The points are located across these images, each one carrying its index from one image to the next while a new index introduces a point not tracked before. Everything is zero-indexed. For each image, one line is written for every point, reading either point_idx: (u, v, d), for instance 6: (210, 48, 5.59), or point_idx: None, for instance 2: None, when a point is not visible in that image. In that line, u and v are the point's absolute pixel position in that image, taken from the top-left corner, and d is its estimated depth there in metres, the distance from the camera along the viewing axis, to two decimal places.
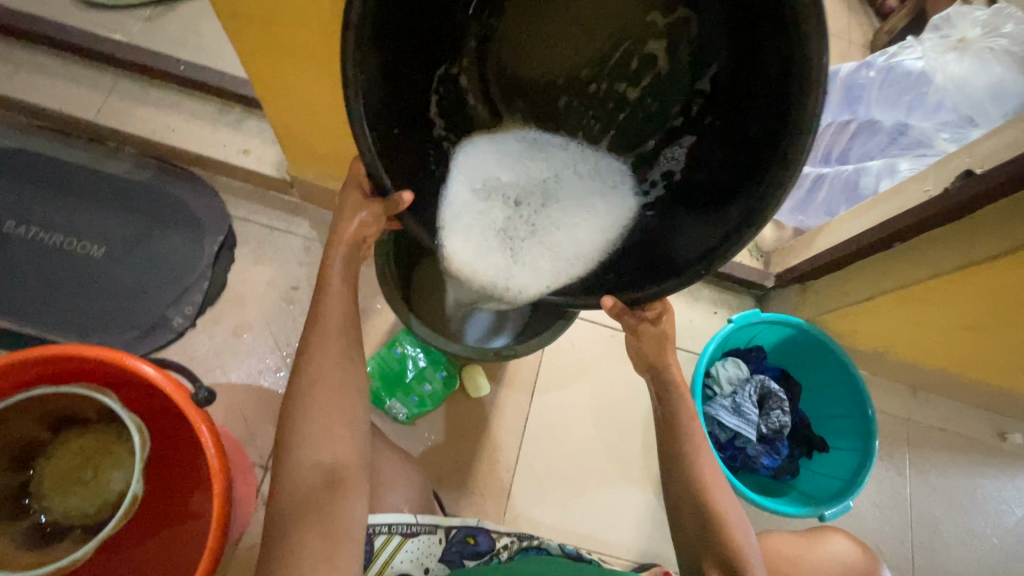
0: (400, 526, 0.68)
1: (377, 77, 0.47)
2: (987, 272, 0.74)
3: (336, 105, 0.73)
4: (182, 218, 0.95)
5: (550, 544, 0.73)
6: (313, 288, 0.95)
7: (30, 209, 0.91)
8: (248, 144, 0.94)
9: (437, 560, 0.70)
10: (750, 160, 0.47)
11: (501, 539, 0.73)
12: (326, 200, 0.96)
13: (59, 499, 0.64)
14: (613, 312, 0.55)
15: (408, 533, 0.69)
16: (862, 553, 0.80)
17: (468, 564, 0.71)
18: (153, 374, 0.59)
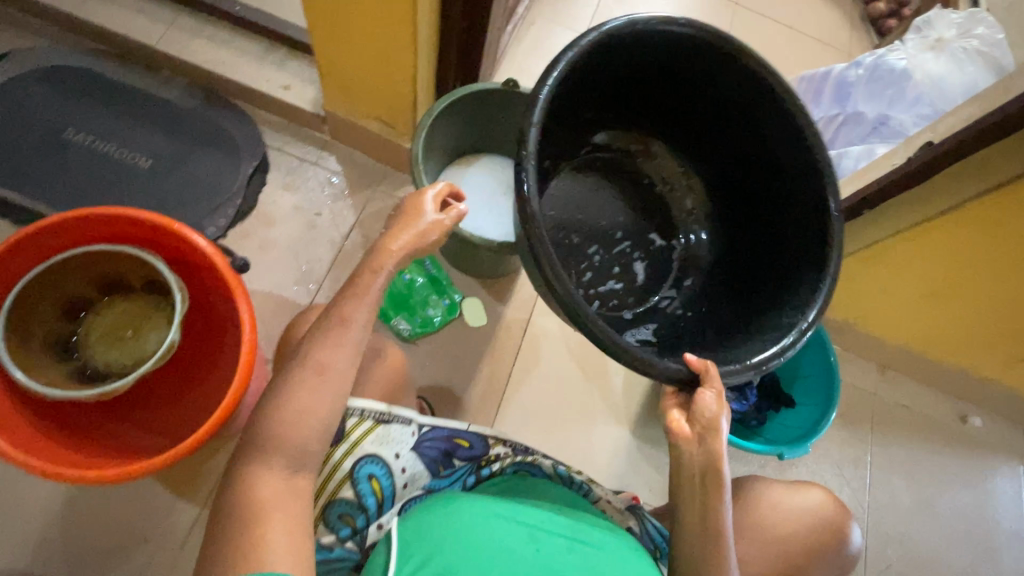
0: (372, 412, 0.65)
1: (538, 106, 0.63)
2: (953, 223, 0.81)
3: (374, 39, 0.82)
4: (221, 142, 1.04)
5: (544, 462, 0.72)
6: (335, 216, 1.05)
7: (90, 121, 1.01)
8: (288, 81, 1.04)
9: (410, 449, 0.67)
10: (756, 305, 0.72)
11: (495, 448, 0.71)
12: (354, 137, 1.06)
13: (100, 352, 0.73)
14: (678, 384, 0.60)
15: (380, 420, 0.66)
16: (834, 506, 0.83)
17: (458, 464, 0.69)
18: (203, 244, 0.68)
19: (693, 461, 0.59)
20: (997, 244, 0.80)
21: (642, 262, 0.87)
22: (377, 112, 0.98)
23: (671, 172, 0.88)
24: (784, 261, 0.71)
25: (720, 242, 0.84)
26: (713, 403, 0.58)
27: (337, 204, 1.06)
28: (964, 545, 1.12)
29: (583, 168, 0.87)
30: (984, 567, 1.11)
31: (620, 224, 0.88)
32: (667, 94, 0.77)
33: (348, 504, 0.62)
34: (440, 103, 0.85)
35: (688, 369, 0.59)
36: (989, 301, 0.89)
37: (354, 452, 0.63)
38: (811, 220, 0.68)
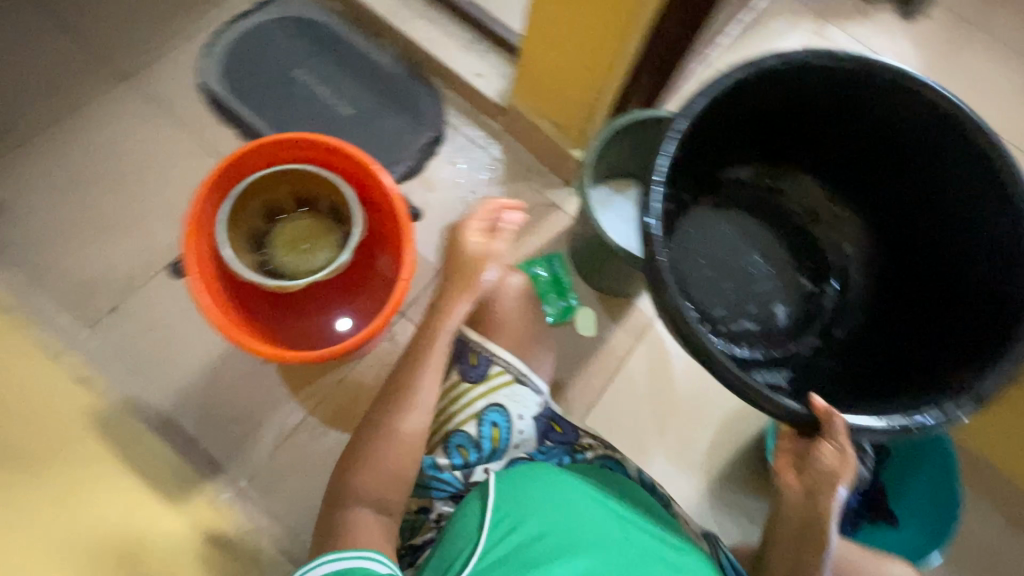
0: (514, 369, 0.75)
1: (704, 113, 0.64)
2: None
3: (584, 49, 0.89)
4: (411, 109, 1.17)
5: (631, 465, 0.74)
6: (486, 198, 1.13)
7: (316, 66, 1.18)
8: (483, 71, 1.15)
9: (529, 414, 0.73)
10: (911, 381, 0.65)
11: (587, 439, 0.75)
12: (523, 133, 1.14)
13: (279, 253, 0.85)
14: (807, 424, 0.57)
15: (518, 378, 0.74)
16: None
17: (553, 446, 0.73)
18: (390, 186, 0.78)
19: (795, 510, 0.60)
20: None
21: (787, 308, 0.82)
22: (554, 116, 1.05)
23: (836, 216, 0.82)
24: (958, 344, 0.64)
25: (883, 295, 0.78)
26: (831, 455, 0.56)
27: (491, 187, 1.14)
28: None
29: (725, 202, 0.84)
30: None
31: (768, 263, 0.84)
32: (850, 138, 0.73)
33: (468, 438, 0.70)
34: (620, 120, 0.90)
35: (812, 415, 0.56)
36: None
37: (488, 396, 0.72)
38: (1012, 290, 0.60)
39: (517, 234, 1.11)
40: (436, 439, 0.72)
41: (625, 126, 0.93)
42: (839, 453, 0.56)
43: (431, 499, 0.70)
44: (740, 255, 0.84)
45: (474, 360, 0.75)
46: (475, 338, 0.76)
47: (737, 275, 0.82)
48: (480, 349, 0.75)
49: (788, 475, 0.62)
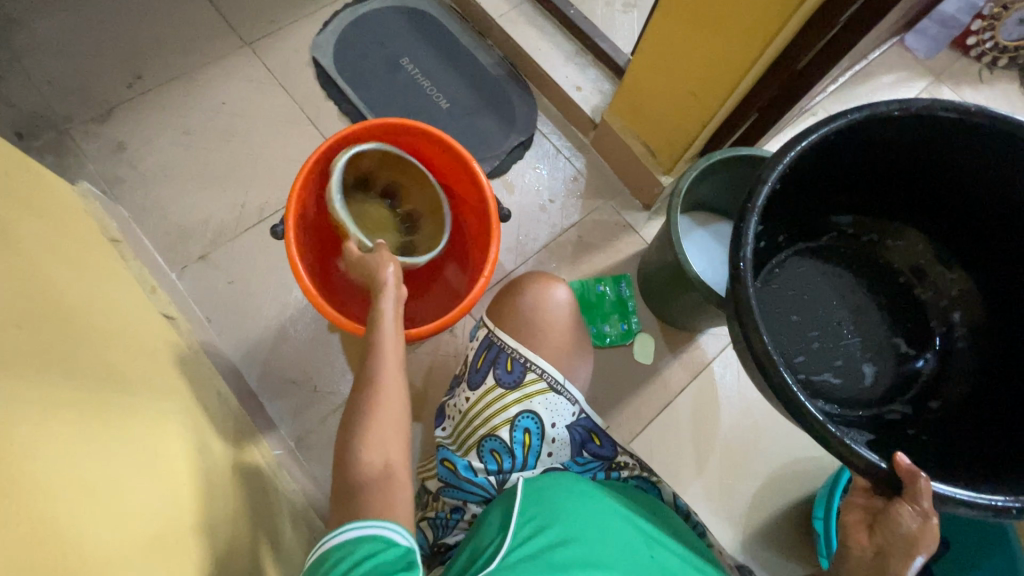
0: (549, 377, 0.70)
1: (817, 155, 0.63)
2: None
3: (693, 77, 0.88)
4: (504, 111, 1.19)
5: (666, 489, 0.70)
6: (563, 209, 1.13)
7: (421, 58, 1.22)
8: (582, 84, 1.16)
9: (565, 422, 0.69)
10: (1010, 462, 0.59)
11: (623, 457, 0.72)
12: (611, 150, 1.14)
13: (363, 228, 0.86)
14: (885, 484, 0.53)
15: (552, 387, 0.70)
16: None
17: (587, 458, 0.70)
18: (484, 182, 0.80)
19: (861, 571, 0.57)
20: None
21: (877, 367, 0.78)
22: (648, 139, 1.05)
23: (947, 281, 0.77)
24: None
25: (987, 369, 0.72)
26: (914, 520, 0.52)
27: (570, 199, 1.14)
28: None
29: (824, 250, 0.82)
30: None
31: (862, 317, 0.81)
32: (972, 204, 0.69)
33: (501, 444, 0.67)
34: (722, 154, 0.88)
35: (893, 472, 0.52)
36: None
37: (522, 402, 0.68)
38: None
39: (589, 250, 1.11)
40: (468, 443, 0.68)
41: (722, 161, 0.91)
42: (924, 520, 0.52)
43: (462, 502, 0.66)
44: (833, 304, 0.81)
45: (509, 366, 0.70)
46: (512, 345, 0.71)
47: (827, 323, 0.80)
48: (513, 354, 0.71)
49: (858, 533, 0.58)
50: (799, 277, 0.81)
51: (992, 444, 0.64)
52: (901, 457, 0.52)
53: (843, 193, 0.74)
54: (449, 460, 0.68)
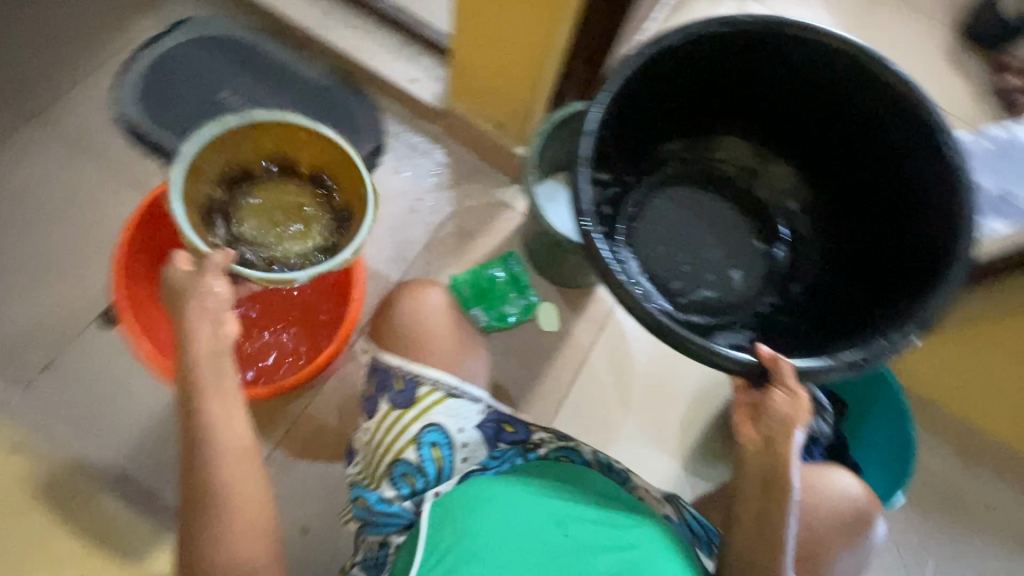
0: (443, 385, 0.73)
1: (630, 94, 0.66)
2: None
3: (512, 46, 0.89)
4: (347, 122, 1.14)
5: (585, 449, 0.73)
6: (434, 204, 1.11)
7: (242, 87, 1.13)
8: (416, 75, 1.13)
9: (472, 423, 0.73)
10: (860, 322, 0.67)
11: (539, 434, 0.75)
12: (464, 134, 1.12)
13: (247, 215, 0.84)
14: (757, 374, 0.58)
15: (451, 393, 0.73)
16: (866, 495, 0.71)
17: (503, 447, 0.73)
18: None
19: (758, 460, 0.61)
20: None
21: (743, 269, 0.85)
22: (495, 115, 1.05)
23: (777, 177, 0.85)
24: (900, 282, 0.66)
25: (829, 244, 0.81)
26: (785, 400, 0.58)
27: (438, 193, 1.12)
28: None
29: (673, 179, 0.86)
30: None
31: (719, 230, 0.86)
32: (774, 103, 0.76)
33: (410, 465, 0.69)
34: (561, 113, 0.91)
35: (761, 367, 0.58)
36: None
37: (422, 418, 0.71)
38: (934, 220, 0.63)
39: (471, 237, 1.10)
40: (380, 473, 0.70)
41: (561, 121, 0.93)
42: (794, 397, 0.58)
43: (385, 536, 0.68)
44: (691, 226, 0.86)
45: (398, 385, 0.73)
46: (396, 362, 0.74)
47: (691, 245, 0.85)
48: (402, 372, 0.73)
49: (746, 426, 0.63)
50: (658, 209, 0.85)
51: (846, 311, 0.71)
52: (764, 348, 0.58)
53: (670, 123, 0.79)
54: (362, 498, 0.70)
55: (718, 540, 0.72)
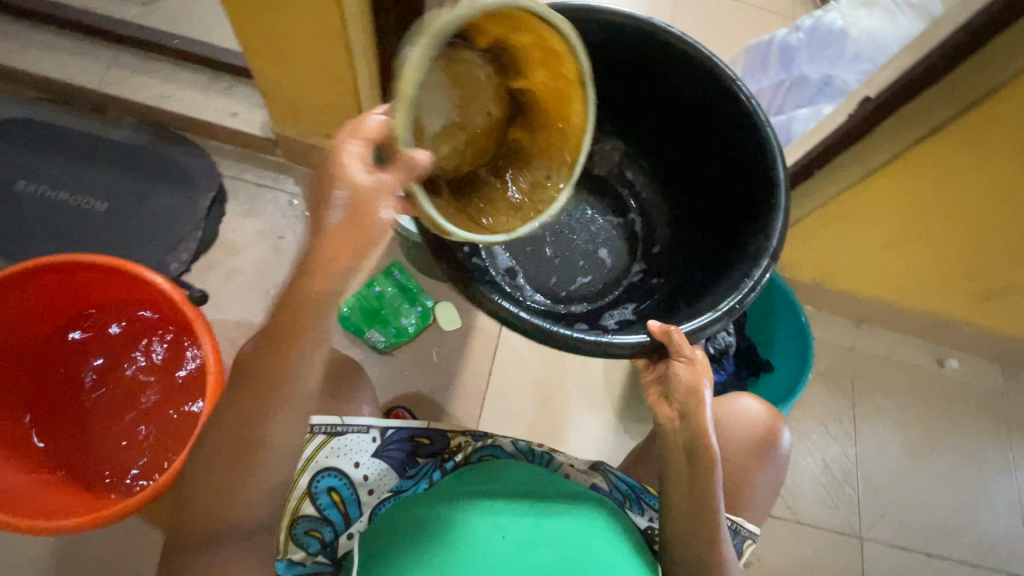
0: (324, 427, 0.69)
1: None
2: (898, 172, 0.82)
3: (311, 53, 0.83)
4: (175, 176, 1.04)
5: (505, 441, 0.77)
6: (298, 237, 1.05)
7: (41, 171, 1.00)
8: (236, 108, 1.04)
9: (370, 454, 0.71)
10: (712, 273, 0.70)
11: (456, 438, 0.76)
12: (307, 156, 1.06)
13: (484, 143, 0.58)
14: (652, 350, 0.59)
15: (334, 432, 0.69)
16: (767, 413, 0.74)
17: (422, 462, 0.74)
18: (159, 283, 0.70)
19: (679, 435, 0.62)
20: (939, 182, 0.81)
21: (605, 245, 0.86)
22: (327, 128, 0.98)
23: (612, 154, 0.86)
24: (735, 229, 0.69)
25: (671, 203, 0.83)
26: (688, 371, 0.60)
27: (299, 225, 1.06)
28: (955, 484, 1.12)
29: None
30: (979, 507, 1.11)
31: (575, 214, 0.87)
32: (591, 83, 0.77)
33: (312, 520, 0.68)
34: None
35: (662, 343, 0.59)
36: (948, 236, 0.89)
37: (310, 469, 0.68)
38: (750, 168, 0.66)
39: None
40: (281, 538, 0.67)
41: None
42: (693, 366, 0.60)
43: None
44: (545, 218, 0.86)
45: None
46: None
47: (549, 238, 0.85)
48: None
49: (663, 406, 0.64)
50: None
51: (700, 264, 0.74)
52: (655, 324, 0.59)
53: None
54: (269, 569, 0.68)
55: (650, 494, 0.74)
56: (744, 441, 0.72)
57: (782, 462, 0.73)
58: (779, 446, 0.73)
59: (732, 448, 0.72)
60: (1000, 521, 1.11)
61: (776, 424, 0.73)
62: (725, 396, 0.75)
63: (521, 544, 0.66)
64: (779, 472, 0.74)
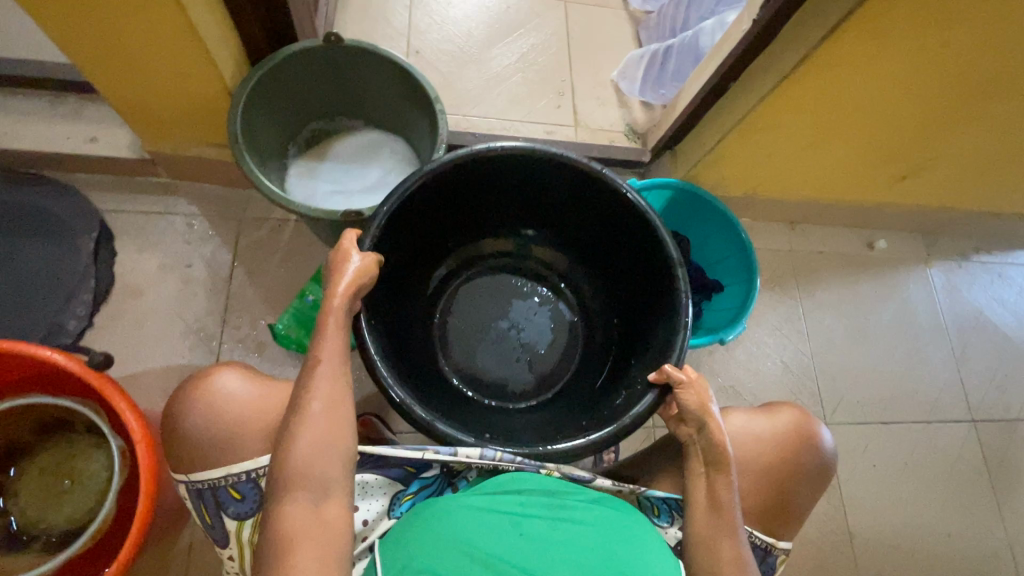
0: (217, 479, 0.64)
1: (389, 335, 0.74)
2: (810, 74, 0.81)
3: (157, 55, 0.71)
4: (42, 223, 0.90)
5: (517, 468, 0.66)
6: (209, 261, 0.95)
7: None
8: (94, 131, 0.90)
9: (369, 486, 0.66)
10: (641, 289, 0.82)
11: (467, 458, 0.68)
12: (195, 171, 0.95)
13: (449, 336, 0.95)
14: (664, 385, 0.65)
15: (239, 483, 0.64)
16: (807, 434, 0.75)
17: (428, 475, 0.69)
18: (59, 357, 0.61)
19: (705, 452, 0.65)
20: (848, 80, 0.81)
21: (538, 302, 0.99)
22: (209, 137, 0.88)
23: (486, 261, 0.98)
24: (629, 249, 0.81)
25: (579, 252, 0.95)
26: (691, 396, 0.64)
27: (207, 247, 0.95)
28: (899, 355, 1.21)
29: (448, 309, 0.97)
30: (920, 370, 1.20)
31: (508, 300, 0.99)
32: (419, 242, 0.84)
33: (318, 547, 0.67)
34: (247, 87, 0.74)
35: (657, 387, 0.66)
36: (865, 128, 0.91)
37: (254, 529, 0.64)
38: (610, 218, 0.80)
39: (270, 274, 0.96)
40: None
41: (268, 79, 0.77)
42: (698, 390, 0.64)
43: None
44: (481, 336, 0.96)
45: (236, 495, 0.64)
46: (219, 476, 0.63)
47: (542, 298, 0.99)
48: (231, 480, 0.64)
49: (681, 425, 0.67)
50: (478, 340, 0.96)
51: (620, 275, 0.87)
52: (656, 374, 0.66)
53: (411, 290, 0.89)
54: None
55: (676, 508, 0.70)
56: (779, 439, 0.74)
57: (805, 464, 0.73)
58: (805, 457, 0.73)
59: (765, 446, 0.73)
60: (940, 379, 1.20)
61: (810, 423, 0.76)
62: (766, 406, 0.78)
63: (542, 541, 0.58)
64: (807, 476, 0.74)
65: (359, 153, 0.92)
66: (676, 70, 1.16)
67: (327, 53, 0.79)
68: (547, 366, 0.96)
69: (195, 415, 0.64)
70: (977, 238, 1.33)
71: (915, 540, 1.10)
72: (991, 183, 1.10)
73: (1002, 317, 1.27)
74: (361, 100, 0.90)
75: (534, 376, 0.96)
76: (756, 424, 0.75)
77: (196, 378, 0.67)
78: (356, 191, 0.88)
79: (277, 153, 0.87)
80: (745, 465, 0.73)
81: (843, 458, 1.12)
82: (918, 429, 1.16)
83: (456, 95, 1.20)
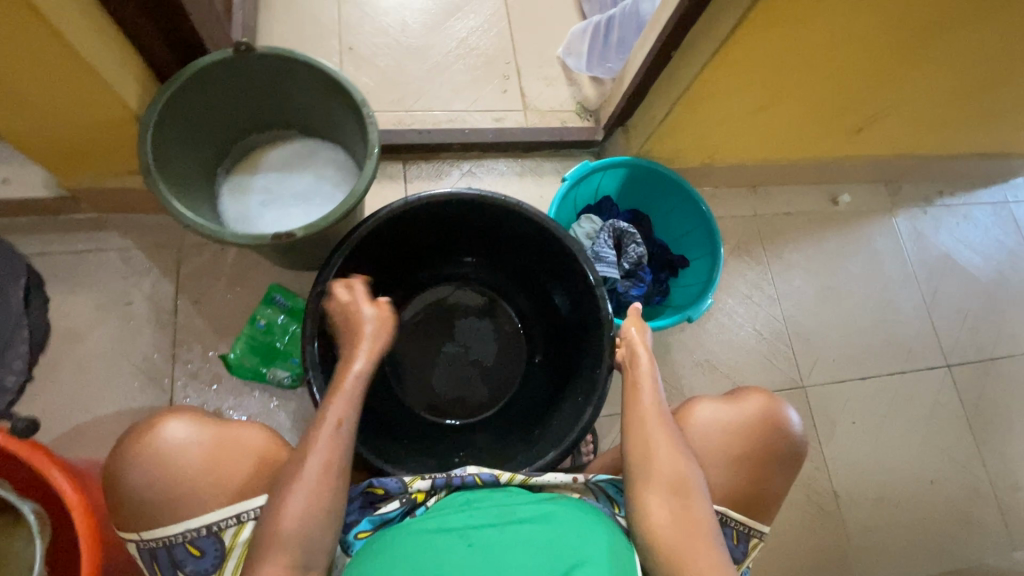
0: (172, 535, 0.60)
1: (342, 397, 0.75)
2: (749, 37, 0.77)
3: (49, 86, 0.66)
4: None
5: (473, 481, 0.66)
6: (151, 296, 0.90)
7: None
8: (6, 172, 0.84)
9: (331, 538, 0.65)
10: (576, 307, 0.83)
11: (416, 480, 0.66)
12: (122, 202, 0.89)
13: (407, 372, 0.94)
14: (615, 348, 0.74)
15: (197, 538, 0.60)
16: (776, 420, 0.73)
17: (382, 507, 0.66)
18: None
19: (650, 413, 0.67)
20: (788, 39, 0.78)
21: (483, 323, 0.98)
22: (129, 164, 0.82)
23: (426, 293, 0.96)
24: (560, 270, 0.82)
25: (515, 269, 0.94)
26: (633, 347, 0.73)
27: (146, 281, 0.91)
28: (872, 308, 1.20)
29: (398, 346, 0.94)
30: (893, 322, 1.20)
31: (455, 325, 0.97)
32: (357, 289, 0.83)
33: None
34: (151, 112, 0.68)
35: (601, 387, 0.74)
36: (811, 85, 0.88)
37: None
38: (533, 238, 0.81)
39: (217, 302, 0.91)
40: None
41: (175, 107, 0.72)
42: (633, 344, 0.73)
43: None
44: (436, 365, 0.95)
45: (195, 551, 0.61)
46: (175, 532, 0.60)
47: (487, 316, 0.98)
48: (189, 536, 0.60)
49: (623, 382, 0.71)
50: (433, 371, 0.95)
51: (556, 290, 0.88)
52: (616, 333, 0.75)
53: None
54: None
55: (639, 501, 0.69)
56: (740, 422, 0.73)
57: (775, 447, 0.72)
58: (775, 441, 0.72)
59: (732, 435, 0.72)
60: (914, 328, 1.21)
61: (777, 406, 0.74)
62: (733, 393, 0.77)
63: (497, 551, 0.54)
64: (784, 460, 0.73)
65: (289, 165, 0.87)
66: (620, 41, 1.12)
67: (237, 65, 0.74)
68: (504, 384, 0.96)
69: (139, 469, 0.61)
70: (940, 181, 1.32)
71: (899, 489, 1.11)
72: (945, 128, 1.09)
73: (970, 258, 1.28)
74: (285, 108, 0.85)
75: (494, 395, 0.95)
76: (719, 410, 0.74)
77: (129, 435, 0.64)
78: (291, 205, 0.83)
79: (201, 171, 0.82)
80: (706, 451, 0.72)
81: (824, 417, 1.12)
82: (894, 380, 1.17)
83: (397, 91, 1.15)
